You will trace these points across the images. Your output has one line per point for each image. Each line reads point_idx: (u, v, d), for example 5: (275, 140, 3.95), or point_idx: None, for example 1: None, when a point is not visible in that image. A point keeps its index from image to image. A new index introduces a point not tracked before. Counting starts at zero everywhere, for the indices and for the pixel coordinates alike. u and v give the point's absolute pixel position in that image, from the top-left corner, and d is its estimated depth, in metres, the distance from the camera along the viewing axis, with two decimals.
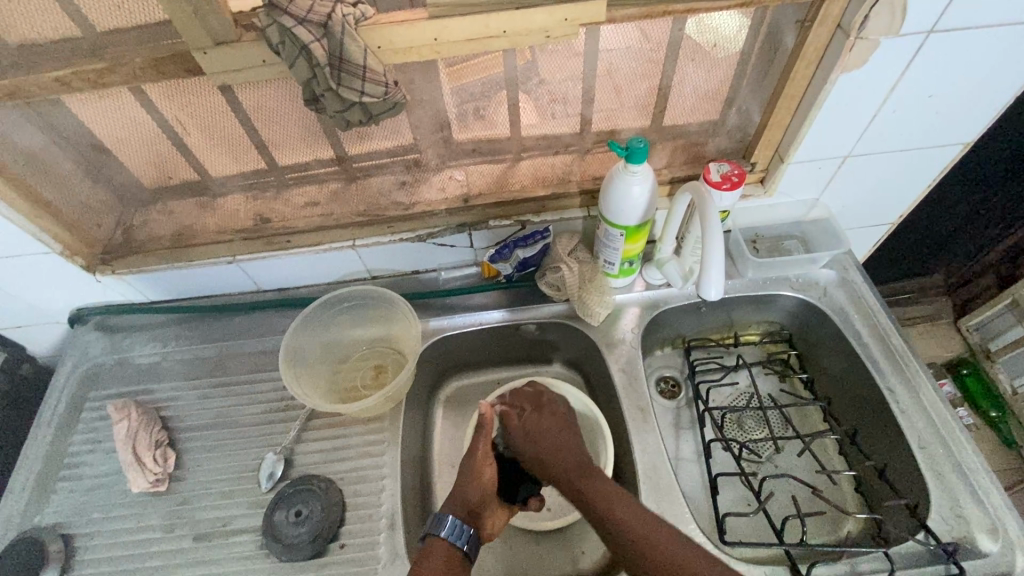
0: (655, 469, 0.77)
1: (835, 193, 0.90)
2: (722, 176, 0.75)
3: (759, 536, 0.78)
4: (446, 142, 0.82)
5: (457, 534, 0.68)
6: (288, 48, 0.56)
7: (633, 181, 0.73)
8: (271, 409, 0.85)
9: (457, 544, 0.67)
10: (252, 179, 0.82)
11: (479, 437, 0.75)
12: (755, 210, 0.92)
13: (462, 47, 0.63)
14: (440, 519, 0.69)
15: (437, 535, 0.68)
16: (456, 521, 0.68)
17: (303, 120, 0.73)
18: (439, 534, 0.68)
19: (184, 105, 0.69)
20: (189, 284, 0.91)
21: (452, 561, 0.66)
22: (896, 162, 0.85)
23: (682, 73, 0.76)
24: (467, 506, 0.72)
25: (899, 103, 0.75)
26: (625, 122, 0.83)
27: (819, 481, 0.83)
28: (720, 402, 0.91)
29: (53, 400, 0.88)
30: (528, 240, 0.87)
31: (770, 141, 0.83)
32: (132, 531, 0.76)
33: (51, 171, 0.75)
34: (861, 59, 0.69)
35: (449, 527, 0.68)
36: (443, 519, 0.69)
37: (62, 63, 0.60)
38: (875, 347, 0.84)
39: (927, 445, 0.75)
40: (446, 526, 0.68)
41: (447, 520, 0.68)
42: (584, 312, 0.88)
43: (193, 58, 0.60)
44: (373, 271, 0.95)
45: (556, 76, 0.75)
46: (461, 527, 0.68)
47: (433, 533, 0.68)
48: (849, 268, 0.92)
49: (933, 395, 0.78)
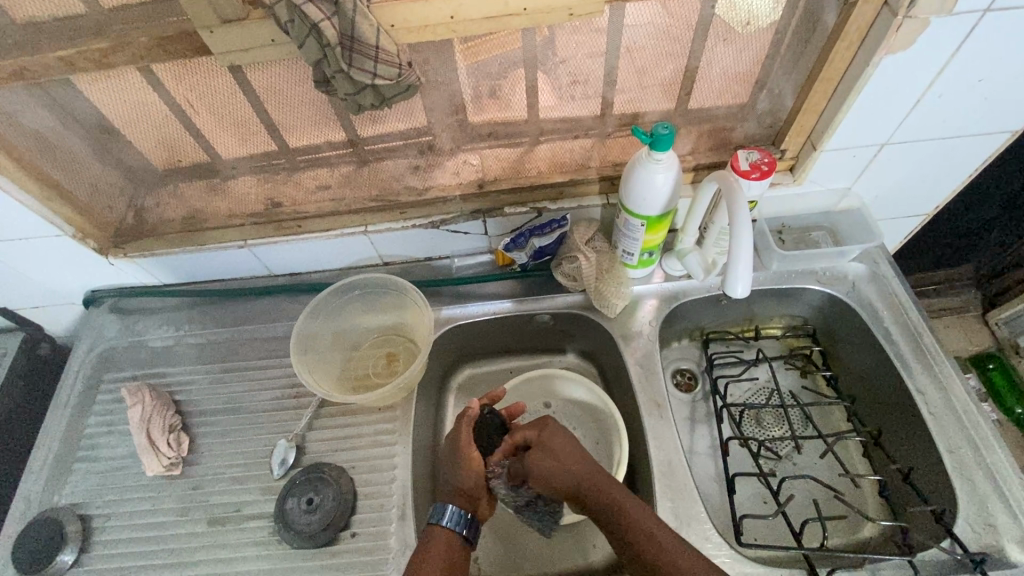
0: (672, 466, 0.75)
1: (869, 182, 0.85)
2: (750, 165, 0.71)
3: (777, 539, 0.76)
4: (461, 126, 0.79)
5: (457, 520, 0.68)
6: (297, 27, 0.53)
7: (657, 170, 0.69)
8: (283, 395, 0.84)
9: (456, 529, 0.68)
10: (262, 161, 0.81)
11: (462, 428, 0.73)
12: (783, 200, 0.88)
13: (480, 26, 0.60)
14: (438, 510, 0.69)
15: (438, 524, 0.68)
16: (456, 509, 0.69)
17: (313, 102, 0.71)
18: (441, 523, 0.68)
19: (192, 86, 0.67)
20: (202, 267, 0.90)
21: (455, 548, 0.67)
22: (937, 151, 0.80)
23: (711, 53, 0.72)
24: (465, 492, 0.70)
25: (946, 87, 0.70)
26: (648, 105, 0.79)
27: (841, 483, 0.80)
28: (738, 397, 0.89)
29: (69, 382, 0.88)
30: (544, 229, 0.84)
31: (803, 126, 0.78)
32: (147, 513, 0.77)
33: (60, 153, 0.74)
34: (908, 40, 0.64)
35: (449, 516, 0.68)
36: (441, 508, 0.69)
37: (68, 42, 0.58)
38: (904, 344, 0.80)
39: (956, 449, 0.72)
40: (447, 515, 0.68)
41: (446, 509, 0.68)
42: (600, 302, 0.85)
43: (200, 37, 0.58)
44: (385, 257, 0.93)
45: (578, 55, 0.71)
46: (460, 514, 0.68)
47: (434, 521, 0.68)
48: (879, 261, 0.88)
49: (964, 397, 0.75)
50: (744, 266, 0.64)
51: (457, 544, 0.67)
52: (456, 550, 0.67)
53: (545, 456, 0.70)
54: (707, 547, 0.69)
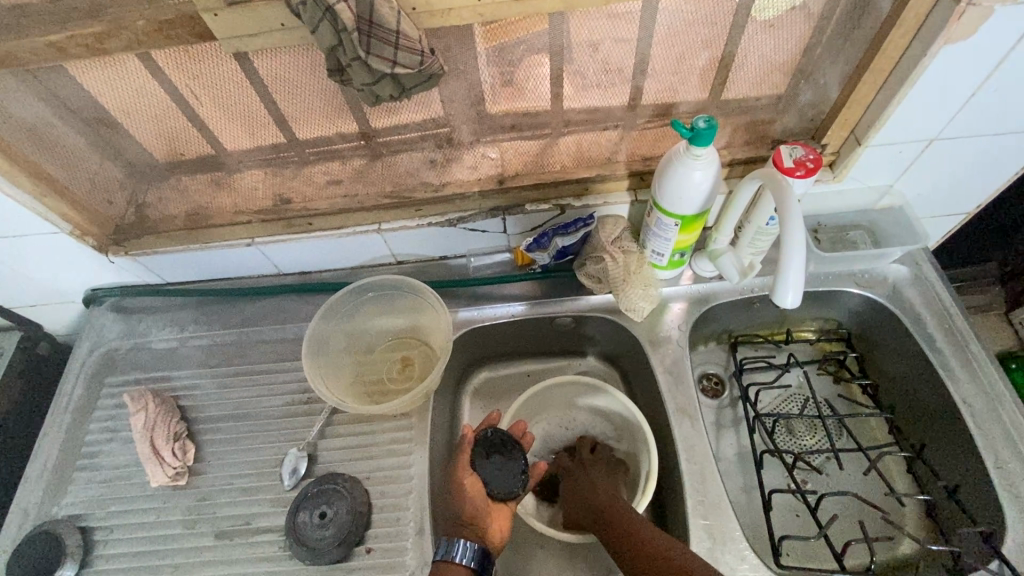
0: (704, 479, 0.72)
1: (912, 179, 0.80)
2: (795, 162, 0.66)
3: (815, 559, 0.73)
4: (481, 117, 0.73)
5: (468, 554, 0.64)
6: (309, 9, 0.48)
7: (695, 167, 0.64)
8: (294, 401, 0.81)
9: (467, 562, 0.63)
10: (269, 155, 0.75)
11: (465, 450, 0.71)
12: (820, 197, 0.83)
13: (508, 9, 0.55)
14: (447, 544, 0.64)
15: (448, 560, 0.64)
16: (466, 542, 0.64)
17: (324, 91, 0.66)
18: (452, 559, 0.64)
19: (194, 74, 0.62)
20: (206, 266, 0.86)
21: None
22: (988, 148, 0.75)
23: (753, 40, 0.67)
24: (465, 521, 0.67)
25: (1005, 81, 0.65)
26: (682, 97, 0.74)
27: (880, 498, 0.76)
28: (770, 404, 0.84)
29: (69, 385, 0.84)
30: (568, 228, 0.78)
31: (847, 119, 0.73)
32: (152, 525, 0.74)
33: (55, 146, 0.69)
34: (972, 28, 0.59)
35: (460, 551, 0.64)
36: (449, 544, 0.65)
37: (58, 26, 0.54)
38: (949, 352, 0.76)
39: (1006, 465, 0.68)
40: (457, 550, 0.64)
41: (455, 543, 0.64)
42: (627, 306, 0.80)
43: (202, 20, 0.53)
44: (399, 256, 0.88)
45: (608, 41, 0.66)
46: (473, 548, 0.64)
47: (444, 558, 0.64)
48: (921, 263, 0.83)
49: (1012, 407, 0.71)
50: (794, 274, 0.59)
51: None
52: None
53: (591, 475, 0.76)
54: (742, 568, 0.66)
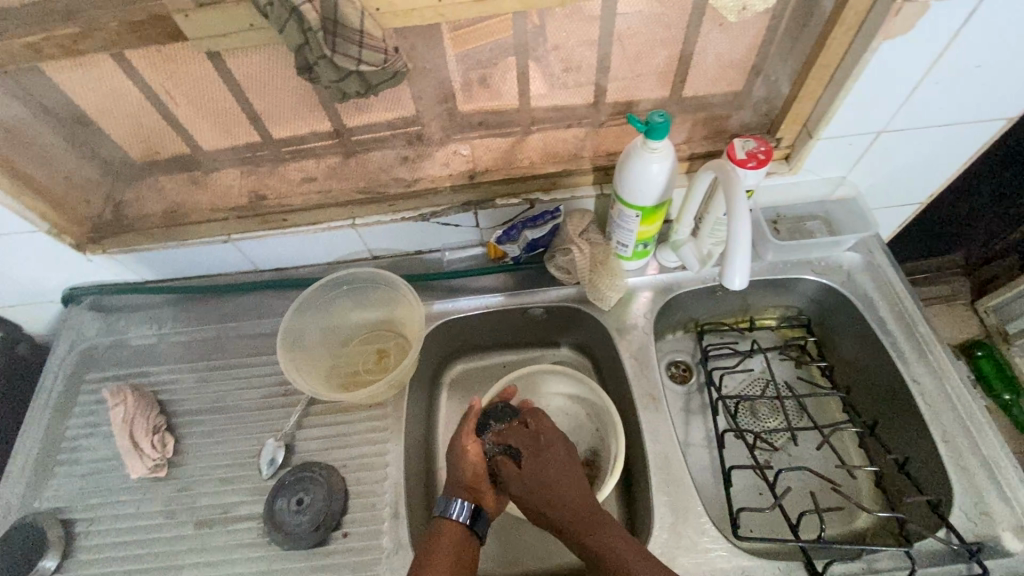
0: (667, 459, 0.75)
1: (864, 170, 0.85)
2: (746, 154, 0.70)
3: (773, 532, 0.76)
4: (451, 115, 0.77)
5: (464, 512, 0.69)
6: (276, 10, 0.51)
7: (652, 160, 0.67)
8: (272, 394, 0.82)
9: (462, 520, 0.68)
10: (245, 153, 0.79)
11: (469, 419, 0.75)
12: (778, 189, 0.87)
13: (468, 9, 0.58)
14: (445, 502, 0.70)
15: (446, 516, 0.69)
16: (461, 500, 0.70)
17: (296, 90, 0.68)
18: (448, 516, 0.69)
19: (168, 73, 0.64)
20: (185, 263, 0.88)
21: (461, 539, 0.67)
22: (932, 139, 0.79)
23: (707, 39, 0.70)
24: (465, 485, 0.72)
25: (943, 75, 0.69)
26: (642, 93, 0.77)
27: (836, 474, 0.80)
28: (733, 388, 0.88)
29: (49, 382, 0.85)
30: (537, 221, 0.82)
31: (799, 114, 0.77)
32: (133, 516, 0.75)
33: (32, 145, 0.71)
34: (907, 25, 0.62)
35: (456, 509, 0.69)
36: (447, 501, 0.70)
37: (33, 28, 0.55)
38: (900, 335, 0.80)
39: (951, 438, 0.72)
40: (451, 507, 0.69)
41: (451, 500, 0.70)
42: (594, 295, 0.83)
43: (174, 21, 0.55)
44: (374, 251, 0.90)
45: (568, 41, 0.69)
46: (468, 506, 0.69)
47: (440, 513, 0.69)
48: (874, 251, 0.87)
49: (957, 384, 0.75)
50: (742, 259, 0.63)
51: (464, 536, 0.68)
52: (463, 542, 0.67)
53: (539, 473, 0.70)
54: (703, 541, 0.69)
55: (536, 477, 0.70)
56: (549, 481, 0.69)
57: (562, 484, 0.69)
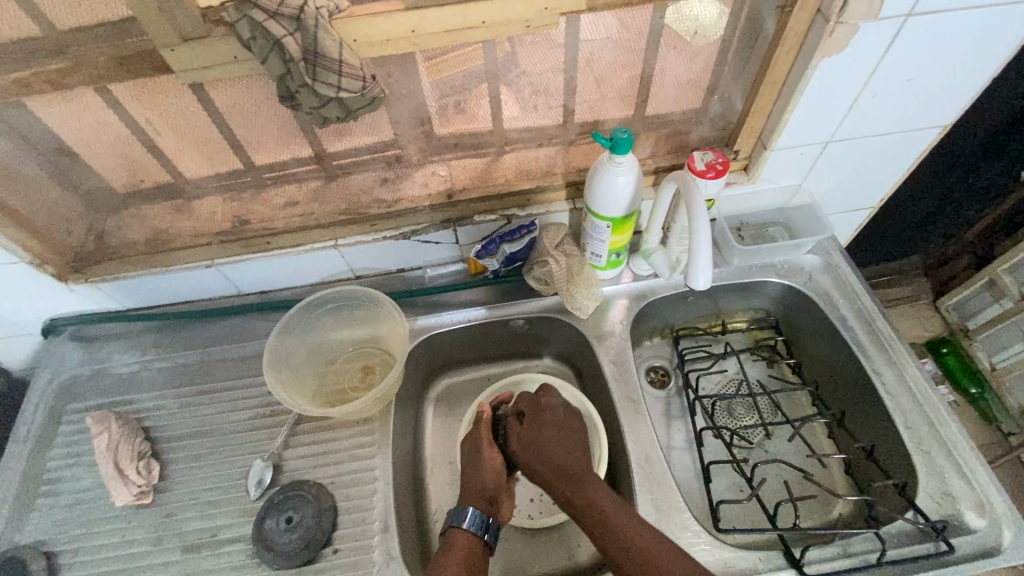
0: (649, 459, 0.77)
1: (817, 178, 0.91)
2: (706, 165, 0.75)
3: (752, 523, 0.79)
4: (428, 137, 0.80)
5: (476, 523, 0.69)
6: (260, 43, 0.55)
7: (618, 173, 0.72)
8: (257, 415, 0.83)
9: (478, 533, 0.69)
10: (228, 180, 0.80)
11: (482, 428, 0.77)
12: (739, 198, 0.92)
13: (441, 39, 0.62)
14: (458, 512, 0.70)
15: (458, 527, 0.69)
16: (477, 512, 0.70)
17: (278, 118, 0.71)
18: (460, 526, 0.69)
19: (153, 105, 0.66)
20: (168, 289, 0.89)
21: (474, 552, 0.68)
22: (876, 148, 0.86)
23: (664, 62, 0.75)
24: (486, 495, 0.73)
25: (879, 88, 0.75)
26: (608, 113, 0.82)
27: (809, 464, 0.84)
28: (709, 389, 0.91)
29: (29, 414, 0.85)
30: (514, 235, 0.85)
31: (753, 128, 0.82)
32: (117, 545, 0.74)
33: (15, 177, 0.72)
34: (842, 43, 0.68)
35: (469, 519, 0.69)
36: (463, 511, 0.70)
37: (22, 63, 0.58)
38: (861, 331, 0.84)
39: (913, 424, 0.76)
40: (467, 518, 0.69)
41: (467, 512, 0.70)
42: (571, 305, 0.87)
43: (161, 56, 0.58)
44: (356, 270, 0.93)
45: (536, 67, 0.74)
46: (481, 517, 0.70)
47: (454, 524, 0.69)
48: (832, 252, 0.92)
49: (917, 375, 0.79)
50: (704, 259, 0.67)
51: (478, 547, 0.69)
52: (477, 553, 0.68)
53: (537, 432, 0.74)
54: (687, 536, 0.71)
55: (540, 434, 0.74)
56: (544, 440, 0.73)
57: (558, 441, 0.73)
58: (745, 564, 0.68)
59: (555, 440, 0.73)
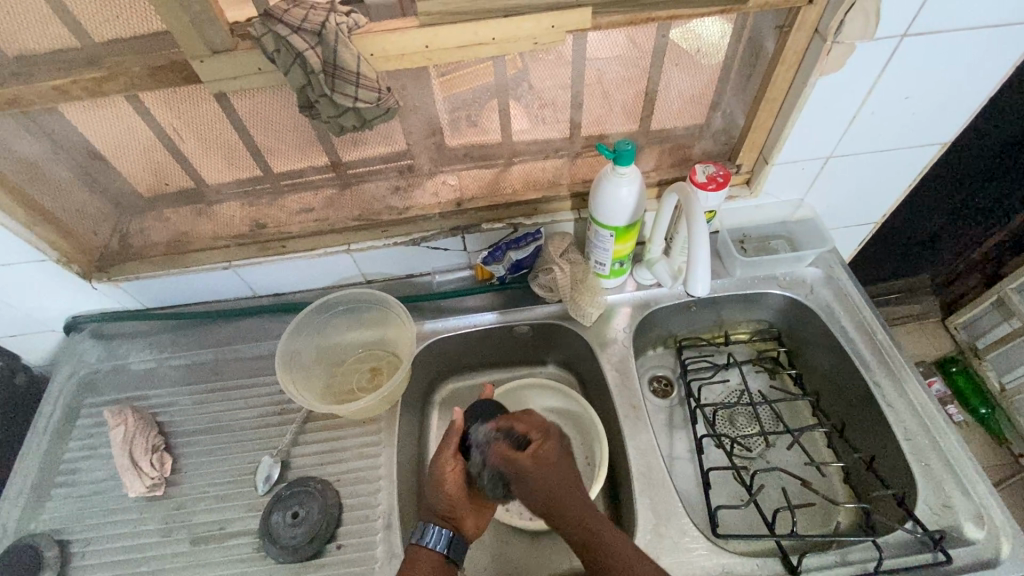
0: (649, 466, 0.78)
1: (819, 193, 0.92)
2: (707, 177, 0.77)
3: (750, 529, 0.79)
4: (439, 147, 0.83)
5: (439, 542, 0.68)
6: (283, 56, 0.58)
7: (621, 183, 0.74)
8: (268, 413, 0.85)
9: (438, 549, 0.68)
10: (247, 186, 0.84)
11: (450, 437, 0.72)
12: (742, 211, 0.94)
13: (453, 55, 0.65)
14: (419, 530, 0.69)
15: (419, 544, 0.69)
16: (437, 529, 0.69)
17: (296, 127, 0.75)
18: (424, 544, 0.69)
19: (180, 113, 0.70)
20: (186, 289, 0.92)
21: (441, 567, 0.68)
22: (877, 163, 0.87)
23: (668, 78, 0.78)
24: (443, 512, 0.71)
25: (877, 105, 0.78)
26: (613, 126, 0.85)
27: (809, 473, 0.84)
28: (711, 399, 0.93)
29: (48, 407, 0.88)
30: (519, 242, 0.88)
31: (754, 142, 0.84)
32: (128, 535, 0.76)
33: (48, 179, 0.76)
34: (839, 62, 0.71)
35: (431, 538, 0.69)
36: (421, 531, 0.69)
37: (61, 72, 0.62)
38: (862, 344, 0.85)
39: (913, 436, 0.76)
40: (427, 537, 0.69)
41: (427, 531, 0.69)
42: (575, 311, 0.89)
43: (190, 67, 0.62)
44: (368, 275, 0.96)
45: (545, 83, 0.77)
46: (443, 535, 0.69)
47: (416, 542, 0.69)
48: (834, 266, 0.94)
49: (919, 390, 0.80)
50: (703, 270, 0.70)
51: (441, 562, 0.68)
52: (438, 567, 0.68)
53: (548, 465, 0.68)
54: (685, 541, 0.72)
55: (547, 459, 0.68)
56: (558, 474, 0.68)
57: (557, 479, 0.68)
58: (741, 569, 0.68)
59: (565, 472, 0.69)
